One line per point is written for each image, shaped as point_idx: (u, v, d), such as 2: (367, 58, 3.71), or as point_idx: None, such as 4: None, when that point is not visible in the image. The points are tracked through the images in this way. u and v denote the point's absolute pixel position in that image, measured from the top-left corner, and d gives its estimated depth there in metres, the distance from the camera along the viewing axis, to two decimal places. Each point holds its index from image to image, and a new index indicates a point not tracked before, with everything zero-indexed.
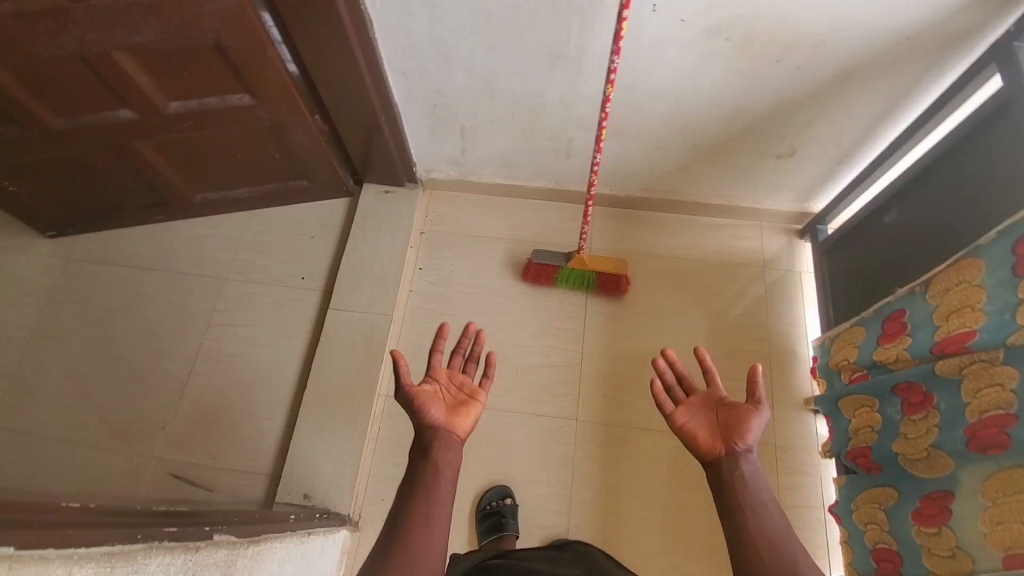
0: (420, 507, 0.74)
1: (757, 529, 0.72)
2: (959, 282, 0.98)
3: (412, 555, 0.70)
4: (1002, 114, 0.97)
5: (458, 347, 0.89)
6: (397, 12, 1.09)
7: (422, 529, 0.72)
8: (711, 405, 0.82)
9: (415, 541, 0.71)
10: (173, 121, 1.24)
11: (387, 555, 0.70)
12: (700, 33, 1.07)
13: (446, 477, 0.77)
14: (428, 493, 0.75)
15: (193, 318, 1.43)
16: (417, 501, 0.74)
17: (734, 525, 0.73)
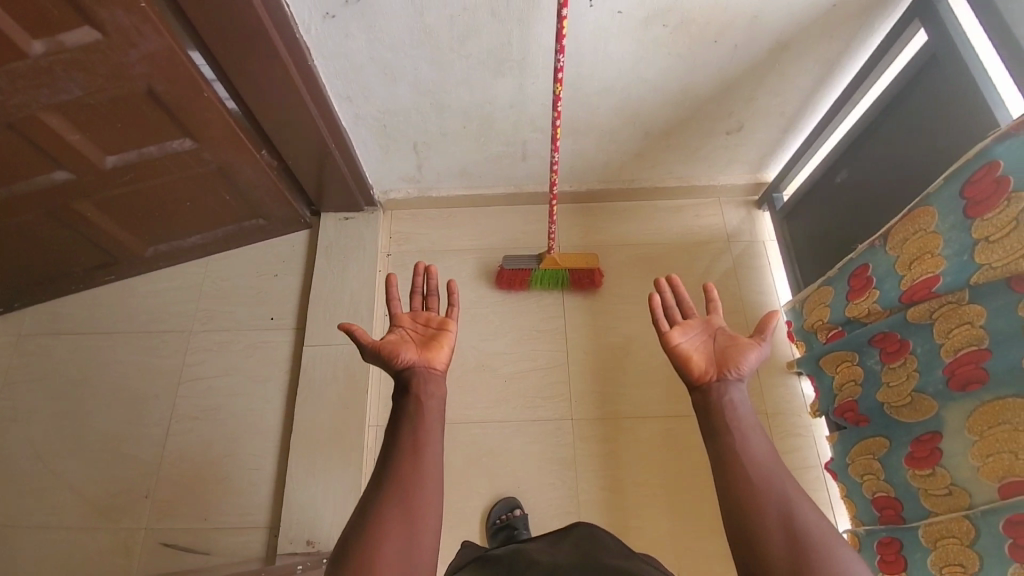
0: (409, 442, 0.74)
1: (747, 461, 0.73)
2: (915, 231, 1.01)
3: (406, 490, 0.70)
4: (932, 66, 1.01)
5: (414, 288, 0.92)
6: (334, 37, 1.07)
7: (414, 465, 0.72)
8: (711, 331, 0.84)
9: (408, 477, 0.71)
10: (114, 175, 1.18)
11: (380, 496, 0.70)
12: (638, 24, 1.08)
13: (430, 408, 0.78)
14: (415, 430, 0.75)
15: (162, 376, 1.37)
16: (406, 442, 0.74)
17: (723, 457, 0.74)
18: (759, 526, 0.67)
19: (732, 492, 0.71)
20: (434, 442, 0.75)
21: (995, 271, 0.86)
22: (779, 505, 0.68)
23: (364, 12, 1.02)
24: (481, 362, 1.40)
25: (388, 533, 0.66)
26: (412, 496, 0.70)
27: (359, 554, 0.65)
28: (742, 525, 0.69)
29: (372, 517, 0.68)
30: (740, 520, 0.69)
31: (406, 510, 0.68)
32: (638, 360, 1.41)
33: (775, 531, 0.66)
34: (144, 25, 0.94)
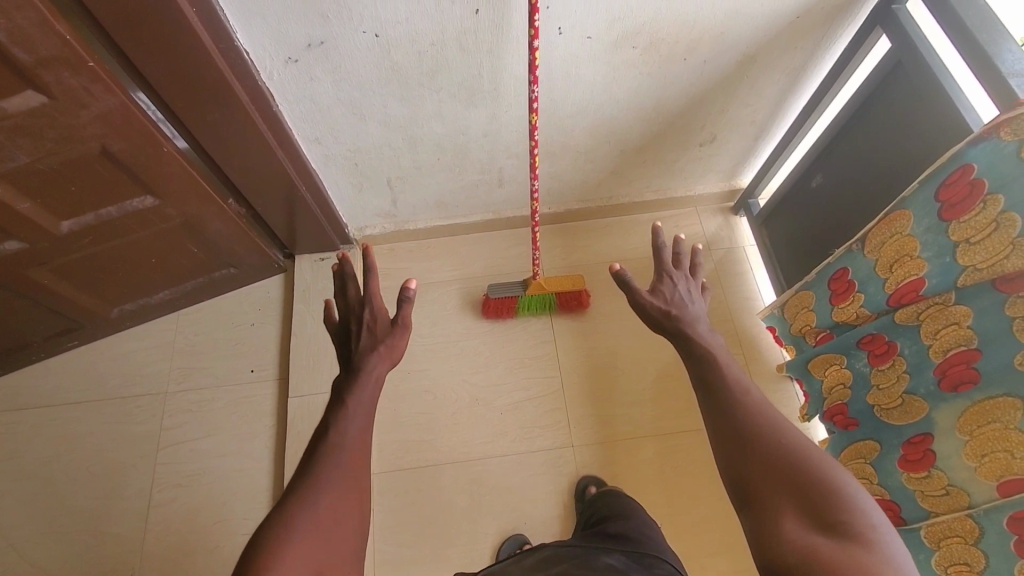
0: (350, 421, 0.72)
1: (747, 402, 0.70)
2: (892, 234, 1.02)
3: (340, 464, 0.67)
4: (899, 72, 1.03)
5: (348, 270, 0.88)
6: (298, 81, 1.02)
7: (359, 441, 0.71)
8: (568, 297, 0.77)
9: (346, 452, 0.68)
10: (71, 239, 1.11)
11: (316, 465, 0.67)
12: (608, 47, 1.07)
13: (373, 386, 0.77)
14: (358, 405, 0.74)
15: (139, 444, 1.29)
16: (349, 417, 0.72)
17: (722, 398, 0.72)
18: (753, 458, 0.64)
19: (728, 429, 0.69)
20: (372, 420, 0.74)
21: (982, 272, 0.87)
22: (772, 435, 0.66)
23: (327, 55, 0.98)
24: (476, 396, 1.36)
25: (322, 501, 0.62)
26: (349, 470, 0.67)
27: (291, 520, 0.60)
28: (733, 459, 0.66)
29: (307, 485, 0.64)
30: (733, 454, 0.66)
31: (346, 483, 0.65)
32: (633, 379, 1.39)
33: (766, 462, 0.63)
34: (93, 84, 0.88)
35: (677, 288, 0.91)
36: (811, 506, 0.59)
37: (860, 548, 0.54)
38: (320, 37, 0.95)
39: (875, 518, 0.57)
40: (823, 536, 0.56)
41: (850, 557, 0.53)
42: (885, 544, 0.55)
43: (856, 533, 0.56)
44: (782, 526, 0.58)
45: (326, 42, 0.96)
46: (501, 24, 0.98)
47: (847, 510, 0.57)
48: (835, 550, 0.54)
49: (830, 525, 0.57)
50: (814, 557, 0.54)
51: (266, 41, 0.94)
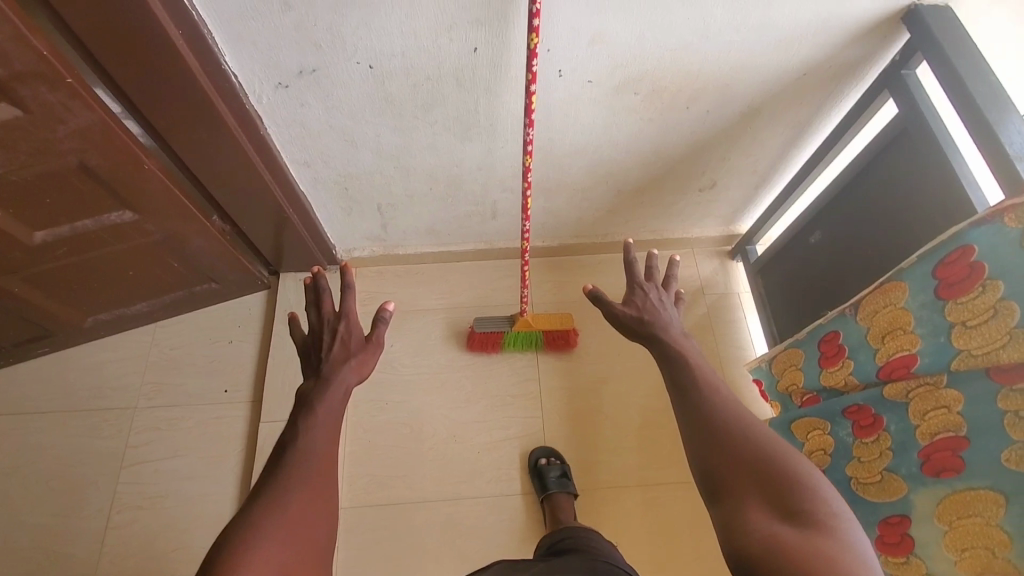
0: (316, 427, 0.68)
1: (716, 397, 0.70)
2: (886, 304, 0.98)
3: (308, 470, 0.64)
4: (903, 139, 1.00)
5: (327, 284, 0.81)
6: (288, 106, 1.00)
7: (329, 445, 0.68)
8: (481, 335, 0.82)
9: (313, 456, 0.66)
10: (44, 250, 1.08)
11: (282, 470, 0.64)
12: (608, 92, 1.04)
13: (344, 390, 0.74)
14: (328, 408, 0.70)
15: (102, 461, 1.25)
16: (318, 421, 0.69)
17: (690, 395, 0.72)
18: (720, 452, 0.65)
19: (696, 423, 0.69)
20: (342, 422, 0.71)
21: (976, 359, 0.84)
22: (738, 426, 0.66)
23: (319, 82, 0.96)
24: (454, 432, 1.32)
25: (289, 509, 0.60)
26: (318, 476, 0.64)
27: (255, 529, 0.57)
28: (700, 451, 0.66)
29: (275, 492, 0.61)
30: (701, 446, 0.66)
31: (314, 490, 0.63)
32: (616, 424, 1.36)
33: (732, 455, 0.64)
34: (73, 100, 0.85)
35: (652, 297, 0.87)
36: (775, 498, 0.59)
37: (821, 534, 0.54)
38: (312, 65, 0.92)
39: (837, 507, 0.57)
40: (786, 524, 0.56)
41: (810, 543, 0.53)
42: (847, 531, 0.55)
43: (817, 521, 0.56)
44: (748, 517, 0.58)
45: (318, 71, 0.93)
46: (500, 63, 0.95)
47: (809, 499, 0.58)
48: (797, 537, 0.54)
49: (793, 514, 0.57)
50: (776, 543, 0.54)
51: (257, 66, 0.92)
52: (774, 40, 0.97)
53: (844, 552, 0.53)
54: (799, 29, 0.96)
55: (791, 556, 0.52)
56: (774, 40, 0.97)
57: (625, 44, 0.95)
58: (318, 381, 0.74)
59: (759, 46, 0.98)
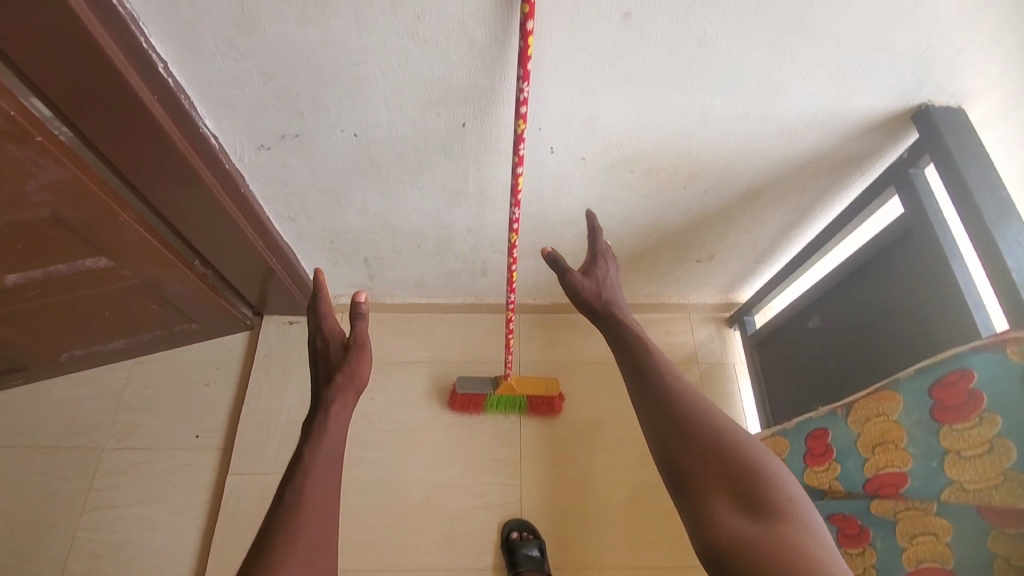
0: (314, 468, 0.65)
1: (674, 385, 0.67)
2: (879, 412, 0.94)
3: (308, 518, 0.61)
4: (907, 240, 0.96)
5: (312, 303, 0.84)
6: (272, 166, 0.97)
7: (329, 488, 0.65)
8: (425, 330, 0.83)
9: (314, 500, 0.62)
10: (16, 292, 1.05)
11: (281, 519, 0.60)
12: (602, 168, 1.00)
13: (343, 421, 0.71)
14: (327, 450, 0.67)
15: (64, 503, 1.22)
16: (316, 462, 0.65)
17: (647, 374, 0.69)
18: (678, 436, 0.62)
19: (653, 404, 0.66)
20: (340, 462, 0.68)
21: (968, 493, 0.79)
22: (700, 417, 0.63)
23: (303, 147, 0.93)
24: (427, 496, 1.28)
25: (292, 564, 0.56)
26: (319, 521, 0.61)
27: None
28: (660, 435, 0.64)
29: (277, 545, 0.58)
30: (660, 430, 0.64)
31: (317, 539, 0.60)
32: (596, 499, 1.30)
33: (692, 441, 0.61)
34: (43, 157, 0.82)
35: (609, 272, 0.87)
36: (737, 487, 0.57)
37: (785, 526, 0.53)
38: (296, 130, 0.89)
39: (795, 492, 0.57)
40: (751, 519, 0.54)
41: (775, 538, 0.52)
42: (807, 517, 0.55)
43: (780, 511, 0.55)
44: (714, 513, 0.56)
45: (303, 136, 0.91)
46: (491, 139, 0.92)
47: (771, 488, 0.56)
48: (763, 531, 0.53)
49: (756, 505, 0.55)
50: (744, 540, 0.53)
51: (238, 128, 0.89)
52: (777, 131, 0.93)
53: (806, 542, 0.52)
54: (803, 121, 0.92)
55: (759, 552, 0.52)
56: (777, 130, 0.93)
57: (620, 128, 0.91)
58: (316, 413, 0.72)
59: (761, 134, 0.94)
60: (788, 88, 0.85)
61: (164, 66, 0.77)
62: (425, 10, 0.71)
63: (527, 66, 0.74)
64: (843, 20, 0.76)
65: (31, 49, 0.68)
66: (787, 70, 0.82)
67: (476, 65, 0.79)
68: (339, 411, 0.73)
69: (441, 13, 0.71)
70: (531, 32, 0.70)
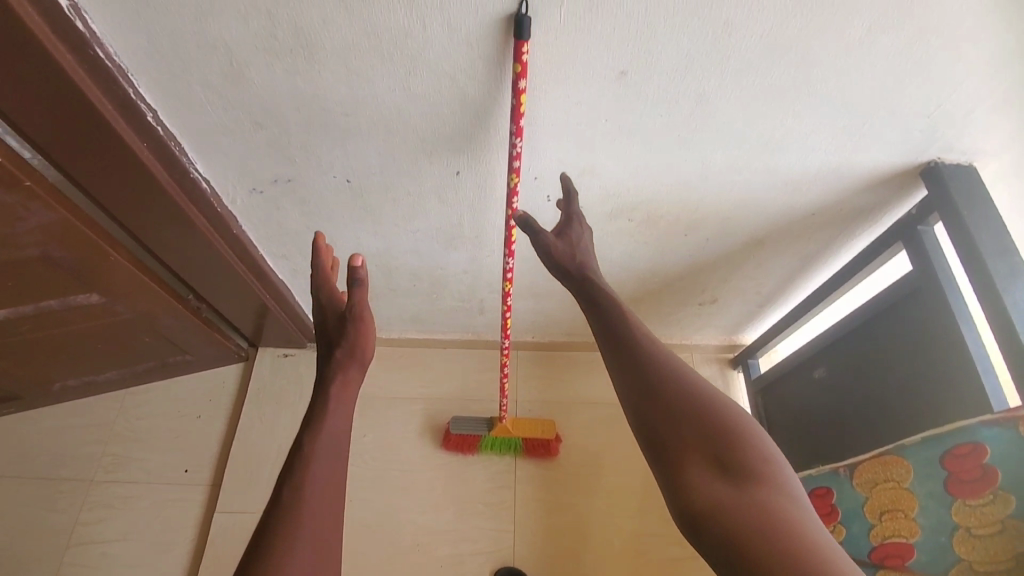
0: (319, 457, 0.58)
1: (642, 336, 0.58)
2: (886, 476, 0.91)
3: (315, 514, 0.54)
4: (916, 298, 0.93)
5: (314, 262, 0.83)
6: (265, 208, 0.96)
7: (334, 482, 0.58)
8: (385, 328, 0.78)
9: (319, 495, 0.56)
10: (6, 327, 1.04)
11: (282, 516, 0.53)
12: (600, 216, 0.98)
13: (347, 407, 0.66)
14: (330, 438, 0.61)
15: (48, 537, 1.20)
16: (317, 453, 0.59)
17: (615, 325, 0.60)
18: (644, 388, 0.53)
19: (617, 355, 0.57)
20: (346, 451, 0.61)
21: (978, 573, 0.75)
22: (668, 370, 0.54)
23: (295, 190, 0.91)
24: (417, 540, 1.25)
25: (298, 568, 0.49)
26: (325, 519, 0.54)
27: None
28: (623, 387, 0.55)
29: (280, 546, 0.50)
30: (626, 380, 0.55)
31: (325, 539, 0.53)
32: (591, 548, 1.25)
33: (662, 393, 0.52)
34: (32, 201, 0.81)
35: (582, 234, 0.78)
36: (708, 443, 0.48)
37: (766, 490, 0.45)
38: (288, 175, 0.88)
39: (776, 453, 0.48)
40: (724, 481, 0.45)
41: (755, 503, 0.43)
42: (790, 482, 0.46)
43: (760, 473, 0.46)
44: (681, 475, 0.47)
45: (294, 180, 0.89)
46: (485, 188, 0.90)
47: (749, 447, 0.47)
48: (740, 496, 0.44)
49: (730, 466, 0.46)
50: (718, 504, 0.44)
51: (230, 173, 0.88)
52: (780, 184, 0.91)
53: (788, 510, 0.43)
54: (807, 175, 0.89)
55: (735, 521, 0.43)
56: (780, 183, 0.91)
57: (618, 179, 0.89)
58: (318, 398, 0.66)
59: (764, 186, 0.91)
60: (791, 143, 0.83)
61: (153, 116, 0.76)
62: (416, 66, 0.70)
63: (520, 123, 0.72)
64: (847, 80, 0.73)
65: (17, 102, 0.67)
66: (789, 127, 0.80)
67: (468, 118, 0.77)
68: (343, 396, 0.67)
69: (432, 69, 0.70)
70: (522, 90, 0.68)
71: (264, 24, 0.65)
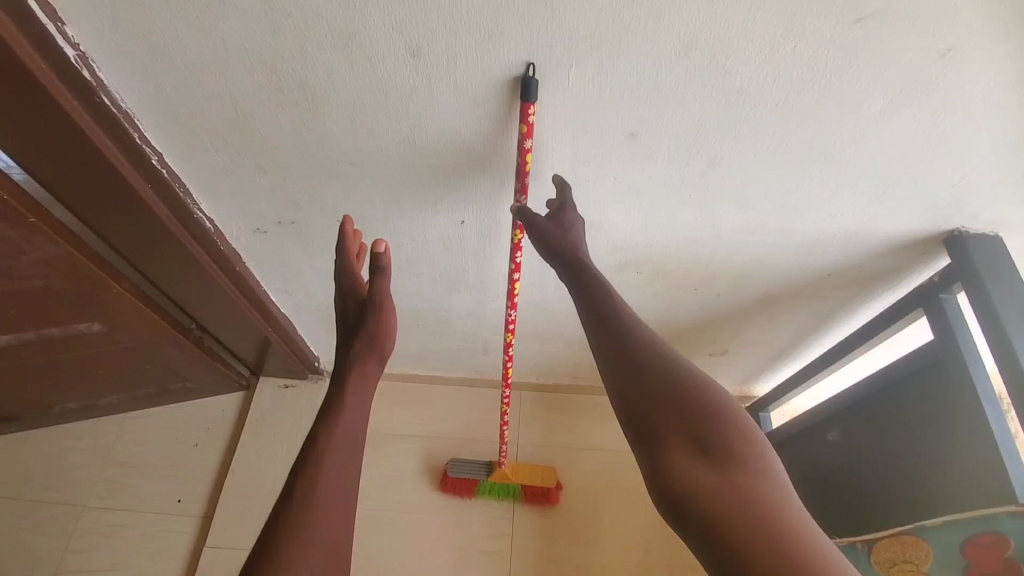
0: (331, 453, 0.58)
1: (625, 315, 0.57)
2: (904, 558, 0.87)
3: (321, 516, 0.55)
4: (934, 369, 0.88)
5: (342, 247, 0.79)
6: (269, 247, 0.95)
7: (344, 480, 0.58)
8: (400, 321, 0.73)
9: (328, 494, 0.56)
10: (7, 353, 1.04)
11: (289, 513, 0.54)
12: (608, 268, 0.95)
13: (362, 399, 0.65)
14: (344, 431, 0.61)
15: (36, 563, 1.19)
16: (329, 450, 0.59)
17: (599, 303, 0.59)
18: (627, 367, 0.52)
19: (600, 335, 0.56)
20: (359, 448, 0.61)
21: None
22: (651, 351, 0.53)
23: (299, 232, 0.91)
24: None
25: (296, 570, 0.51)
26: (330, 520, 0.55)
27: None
28: (607, 365, 0.54)
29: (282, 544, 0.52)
30: (607, 359, 0.54)
31: (328, 542, 0.54)
32: None
33: (644, 373, 0.51)
34: (36, 236, 0.81)
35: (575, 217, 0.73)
36: (689, 425, 0.48)
37: (745, 471, 0.45)
38: (292, 217, 0.87)
39: (756, 430, 0.49)
40: (704, 465, 0.46)
41: (734, 487, 0.44)
42: (769, 458, 0.47)
43: (739, 453, 0.46)
44: (662, 456, 0.47)
45: (298, 223, 0.89)
46: (490, 237, 0.89)
47: (730, 429, 0.48)
48: (720, 480, 0.45)
49: (711, 449, 0.46)
50: (699, 489, 0.45)
51: (234, 213, 0.87)
52: (795, 245, 0.88)
53: (766, 493, 0.44)
54: (822, 237, 0.86)
55: (715, 506, 0.44)
56: (795, 244, 0.88)
57: (626, 233, 0.87)
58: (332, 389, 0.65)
59: (778, 247, 0.89)
60: (807, 207, 0.80)
61: (158, 158, 0.76)
62: (422, 122, 0.69)
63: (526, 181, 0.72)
64: (866, 148, 0.71)
65: (23, 145, 0.67)
66: (805, 191, 0.77)
67: (473, 172, 0.76)
68: (361, 385, 0.66)
69: (438, 125, 0.69)
70: (528, 150, 0.67)
71: (270, 78, 0.65)
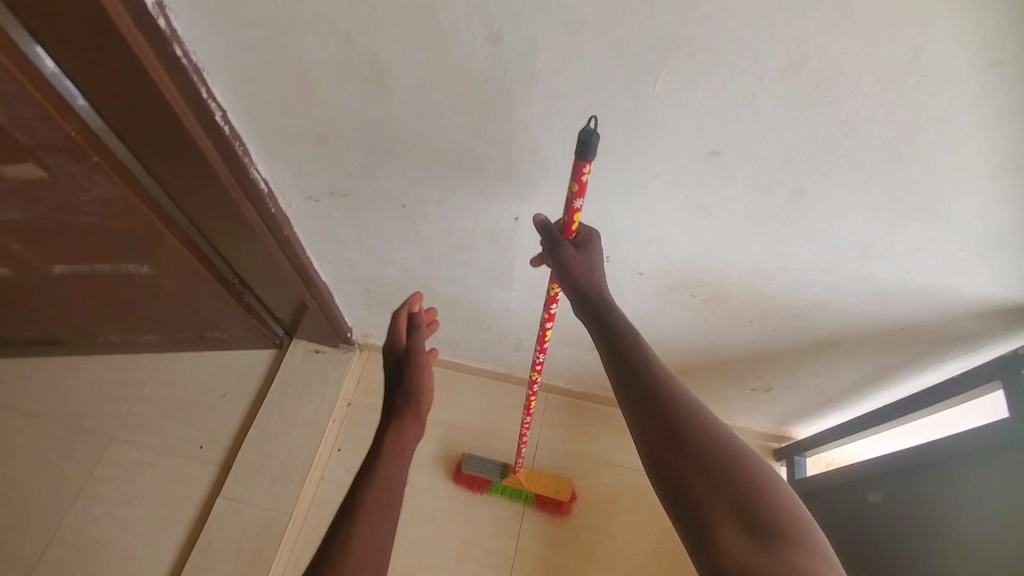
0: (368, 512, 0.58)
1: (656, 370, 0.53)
2: None
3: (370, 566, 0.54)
4: (999, 450, 0.80)
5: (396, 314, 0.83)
6: (318, 216, 0.94)
7: (377, 537, 0.57)
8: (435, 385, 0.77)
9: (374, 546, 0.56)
10: (61, 281, 1.08)
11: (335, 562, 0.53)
12: (660, 287, 0.90)
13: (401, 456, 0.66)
14: (382, 483, 0.61)
15: (62, 485, 1.25)
16: (370, 504, 0.58)
17: (628, 358, 0.54)
18: (659, 426, 0.48)
19: (627, 387, 0.52)
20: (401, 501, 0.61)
21: None
22: (682, 408, 0.49)
23: (350, 205, 0.89)
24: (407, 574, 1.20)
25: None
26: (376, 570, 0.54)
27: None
28: (634, 421, 0.50)
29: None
30: (636, 413, 0.50)
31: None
32: None
33: (680, 433, 0.47)
34: (97, 175, 0.81)
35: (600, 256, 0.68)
36: (731, 497, 0.43)
37: (796, 547, 0.41)
38: (345, 190, 0.86)
39: (800, 505, 0.44)
40: (751, 539, 0.41)
41: (788, 566, 0.39)
42: (817, 538, 0.42)
43: (787, 528, 0.42)
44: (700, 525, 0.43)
45: (350, 196, 0.87)
46: (542, 237, 0.85)
47: (772, 501, 0.43)
48: (770, 555, 0.40)
49: (757, 526, 0.42)
50: (746, 565, 0.40)
51: (289, 179, 0.86)
52: (869, 292, 0.81)
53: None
54: (899, 290, 0.79)
55: None
56: (871, 291, 0.81)
57: (687, 255, 0.81)
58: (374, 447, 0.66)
59: (852, 291, 0.81)
60: (891, 255, 0.73)
61: (222, 114, 0.75)
62: (490, 111, 0.65)
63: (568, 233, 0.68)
64: (970, 202, 0.63)
65: (93, 84, 0.67)
66: (892, 237, 0.70)
67: (536, 170, 0.72)
68: (400, 444, 0.67)
69: (507, 116, 0.65)
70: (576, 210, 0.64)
71: (341, 48, 0.62)
